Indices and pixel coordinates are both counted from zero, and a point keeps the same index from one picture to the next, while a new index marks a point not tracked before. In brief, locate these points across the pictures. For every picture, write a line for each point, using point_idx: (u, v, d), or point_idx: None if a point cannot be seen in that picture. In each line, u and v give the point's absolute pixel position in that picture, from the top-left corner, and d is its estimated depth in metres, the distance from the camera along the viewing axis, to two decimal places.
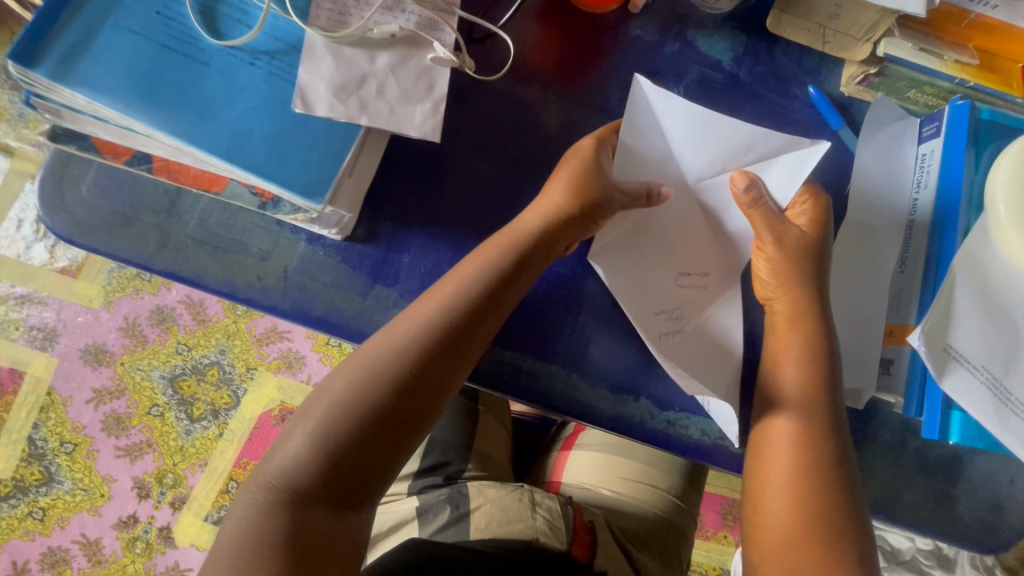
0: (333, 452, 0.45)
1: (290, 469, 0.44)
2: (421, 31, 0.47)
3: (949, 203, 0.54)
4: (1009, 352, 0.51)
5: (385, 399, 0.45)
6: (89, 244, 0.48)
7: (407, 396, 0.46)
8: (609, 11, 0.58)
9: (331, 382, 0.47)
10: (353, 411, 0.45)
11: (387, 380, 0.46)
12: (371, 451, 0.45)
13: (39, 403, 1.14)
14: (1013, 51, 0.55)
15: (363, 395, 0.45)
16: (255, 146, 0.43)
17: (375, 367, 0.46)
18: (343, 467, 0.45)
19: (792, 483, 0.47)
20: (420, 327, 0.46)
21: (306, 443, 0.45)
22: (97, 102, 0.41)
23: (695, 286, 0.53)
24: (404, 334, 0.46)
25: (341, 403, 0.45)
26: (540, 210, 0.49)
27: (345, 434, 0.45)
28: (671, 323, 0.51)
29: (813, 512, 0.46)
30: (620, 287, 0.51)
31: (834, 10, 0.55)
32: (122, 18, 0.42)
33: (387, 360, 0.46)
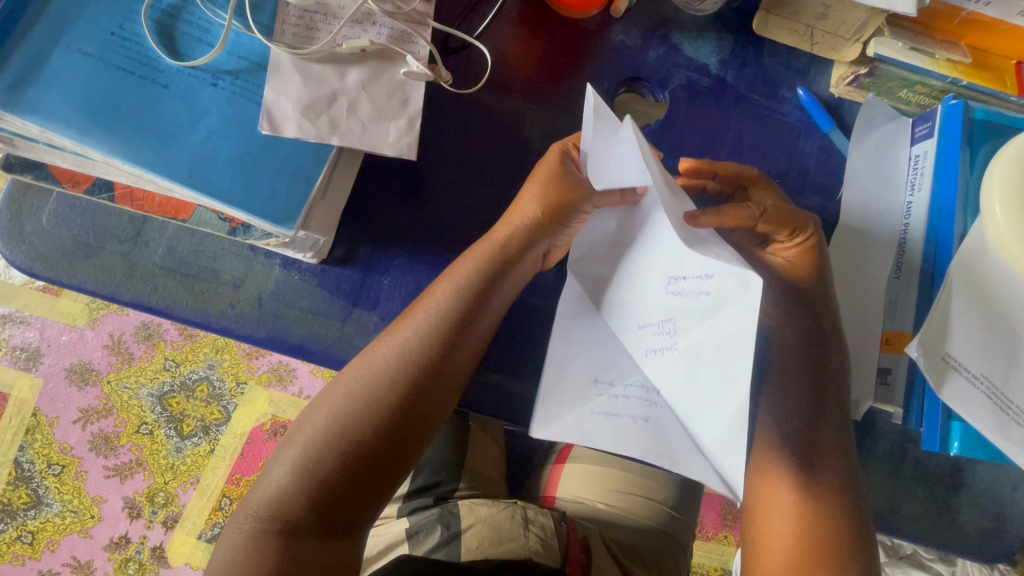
0: (319, 480, 0.43)
1: (276, 498, 0.43)
2: (393, 44, 0.45)
3: (944, 206, 0.52)
4: (1009, 360, 0.50)
5: (370, 424, 0.44)
6: (52, 276, 0.46)
7: (393, 419, 0.44)
8: (590, 15, 0.56)
9: (315, 408, 0.45)
10: (336, 439, 0.43)
11: (372, 407, 0.44)
12: (360, 479, 0.44)
13: (24, 424, 1.11)
14: (1006, 48, 0.54)
15: (346, 421, 0.44)
16: (219, 171, 0.41)
17: (357, 391, 0.44)
18: (332, 496, 0.43)
19: (794, 506, 0.48)
20: (401, 348, 0.45)
21: (292, 471, 0.43)
22: (50, 131, 0.39)
23: (693, 292, 0.36)
24: (387, 358, 0.45)
25: (324, 430, 0.44)
26: (523, 227, 0.47)
27: (331, 463, 0.43)
28: (661, 338, 0.39)
29: (814, 534, 0.47)
30: (597, 295, 0.46)
31: (822, 10, 0.53)
32: (74, 41, 0.40)
33: (369, 384, 0.44)
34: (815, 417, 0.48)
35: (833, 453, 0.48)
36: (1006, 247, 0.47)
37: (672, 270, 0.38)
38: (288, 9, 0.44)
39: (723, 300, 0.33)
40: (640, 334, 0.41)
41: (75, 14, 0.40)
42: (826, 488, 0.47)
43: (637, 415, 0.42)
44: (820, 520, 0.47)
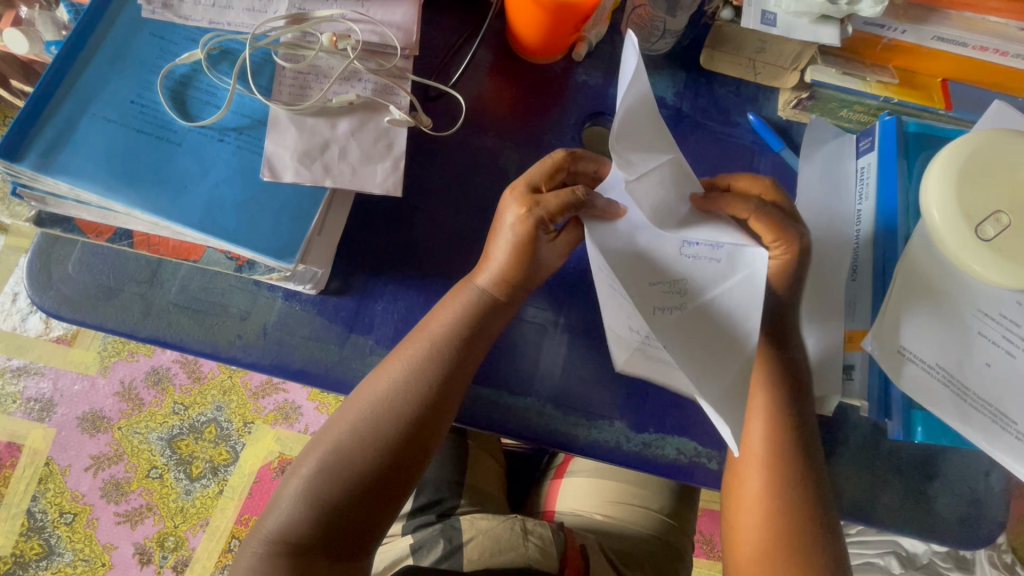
0: (323, 506, 0.46)
1: (285, 524, 0.46)
2: (377, 96, 0.51)
3: (889, 212, 0.57)
4: (963, 349, 0.53)
5: (369, 453, 0.47)
6: (76, 318, 0.51)
7: (392, 450, 0.47)
8: (554, 60, 0.62)
9: (318, 440, 0.49)
10: (340, 466, 0.47)
11: (372, 434, 0.47)
12: (362, 504, 0.46)
13: (37, 474, 1.14)
14: (931, 68, 0.60)
15: (349, 447, 0.47)
16: (226, 215, 0.46)
17: (355, 423, 0.48)
18: (337, 520, 0.46)
19: (766, 503, 0.50)
20: (395, 381, 0.48)
21: (297, 499, 0.46)
22: (78, 188, 0.44)
23: (706, 258, 0.43)
24: (386, 390, 0.48)
25: (327, 460, 0.47)
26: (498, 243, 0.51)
27: (335, 488, 0.46)
28: (671, 297, 0.43)
29: (783, 531, 0.50)
30: (622, 271, 0.42)
31: (760, 45, 0.60)
32: (99, 110, 0.46)
33: (368, 417, 0.48)
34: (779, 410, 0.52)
35: (800, 446, 0.51)
36: (947, 242, 0.53)
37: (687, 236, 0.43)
38: (284, 72, 0.50)
39: (733, 265, 0.43)
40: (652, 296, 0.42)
41: (101, 88, 0.47)
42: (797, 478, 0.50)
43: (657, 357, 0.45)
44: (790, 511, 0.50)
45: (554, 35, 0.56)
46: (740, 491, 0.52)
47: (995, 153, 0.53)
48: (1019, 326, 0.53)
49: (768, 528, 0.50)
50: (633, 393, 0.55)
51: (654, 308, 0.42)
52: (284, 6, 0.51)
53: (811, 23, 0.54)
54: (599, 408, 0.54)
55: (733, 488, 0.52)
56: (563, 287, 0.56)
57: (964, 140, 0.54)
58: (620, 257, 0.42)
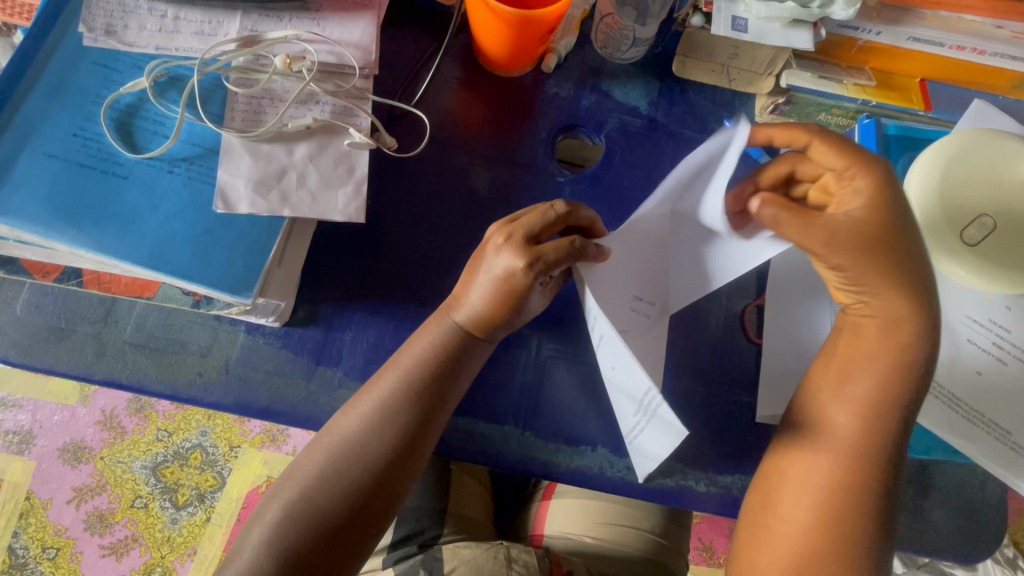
0: (287, 552, 0.43)
1: (245, 574, 0.43)
2: (336, 119, 0.49)
3: None
4: (952, 358, 0.52)
5: (337, 495, 0.45)
6: (27, 362, 0.48)
7: (360, 491, 0.45)
8: (524, 72, 0.60)
9: (288, 483, 0.46)
10: (306, 509, 0.44)
11: (340, 474, 0.45)
12: (329, 549, 0.44)
13: (17, 509, 1.10)
14: (908, 69, 0.58)
15: (315, 489, 0.45)
16: (178, 251, 0.44)
17: (324, 462, 0.45)
18: (301, 567, 0.43)
19: (807, 543, 0.46)
20: (364, 419, 0.46)
21: (261, 545, 0.44)
22: (17, 229, 0.42)
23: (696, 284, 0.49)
24: (355, 428, 0.46)
25: (293, 503, 0.45)
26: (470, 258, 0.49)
27: (300, 533, 0.44)
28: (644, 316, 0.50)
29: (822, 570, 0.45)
30: (604, 293, 0.47)
31: (733, 51, 0.58)
32: (39, 145, 0.44)
33: (337, 457, 0.46)
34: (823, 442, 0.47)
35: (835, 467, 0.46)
36: (931, 250, 0.52)
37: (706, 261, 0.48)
38: (236, 97, 0.48)
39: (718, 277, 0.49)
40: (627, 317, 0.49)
41: (41, 121, 0.44)
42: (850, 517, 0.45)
43: (641, 419, 0.43)
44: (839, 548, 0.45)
45: (520, 48, 0.54)
46: (769, 525, 0.48)
47: (978, 154, 0.52)
48: (1010, 332, 0.52)
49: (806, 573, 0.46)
50: (616, 416, 0.53)
51: (627, 327, 0.49)
52: (235, 28, 0.49)
53: (784, 28, 0.52)
54: (581, 433, 0.52)
55: (760, 524, 0.48)
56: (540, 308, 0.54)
57: (947, 143, 0.52)
58: (607, 278, 0.48)
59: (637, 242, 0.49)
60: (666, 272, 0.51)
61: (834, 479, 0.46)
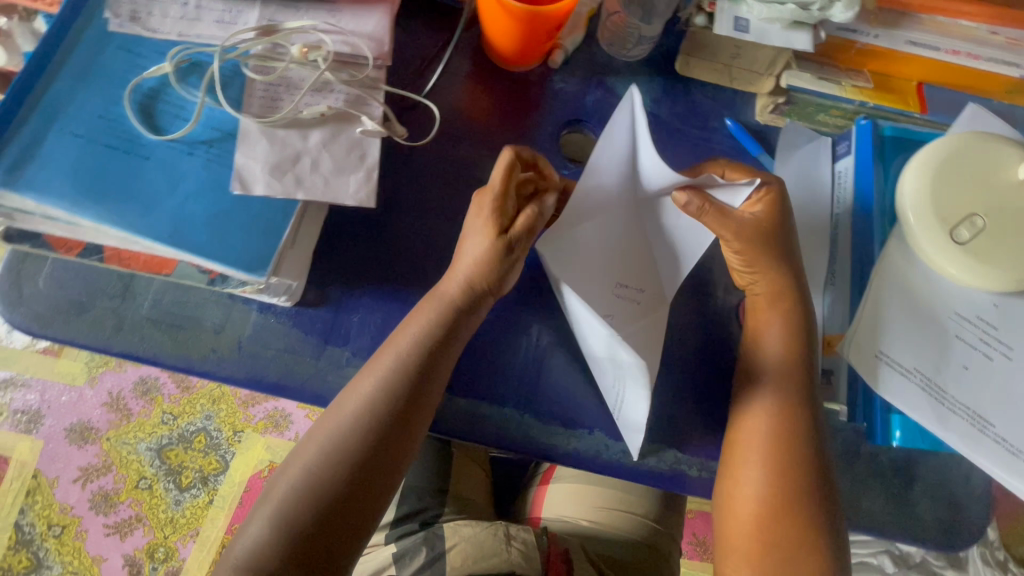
0: (294, 528, 0.45)
1: (254, 547, 0.45)
2: (349, 107, 0.51)
3: (865, 216, 0.58)
4: (940, 353, 0.53)
5: (339, 472, 0.47)
6: (49, 334, 0.50)
7: (362, 466, 0.47)
8: (531, 67, 0.62)
9: (291, 460, 0.48)
10: (313, 483, 0.46)
11: (343, 451, 0.47)
12: (334, 524, 0.46)
13: (25, 487, 1.13)
14: (905, 72, 0.60)
15: (321, 466, 0.47)
16: (196, 229, 0.46)
17: (324, 440, 0.48)
18: (308, 542, 0.45)
19: (764, 503, 0.50)
20: (361, 399, 0.48)
21: (269, 522, 0.46)
22: (44, 204, 0.44)
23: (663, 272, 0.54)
24: (354, 407, 0.48)
25: (297, 480, 0.47)
26: (471, 240, 0.50)
27: (308, 507, 0.46)
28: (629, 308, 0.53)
29: (784, 531, 0.49)
30: (578, 285, 0.51)
31: (735, 51, 0.61)
32: (66, 125, 0.46)
33: (335, 435, 0.48)
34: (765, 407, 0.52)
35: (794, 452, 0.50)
36: (923, 248, 0.54)
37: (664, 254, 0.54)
38: (254, 84, 0.50)
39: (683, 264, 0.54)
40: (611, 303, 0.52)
41: (68, 103, 0.46)
42: (795, 480, 0.50)
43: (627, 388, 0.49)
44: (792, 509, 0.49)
45: (529, 43, 0.56)
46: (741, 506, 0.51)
47: (970, 158, 0.53)
48: (996, 328, 0.54)
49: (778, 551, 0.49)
50: None
51: (613, 316, 0.51)
52: (254, 17, 0.51)
53: (785, 29, 0.54)
54: (578, 416, 0.54)
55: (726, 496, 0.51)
56: (541, 296, 0.56)
57: (940, 146, 0.54)
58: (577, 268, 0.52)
59: (603, 229, 0.52)
60: (647, 256, 0.55)
61: (787, 444, 0.50)
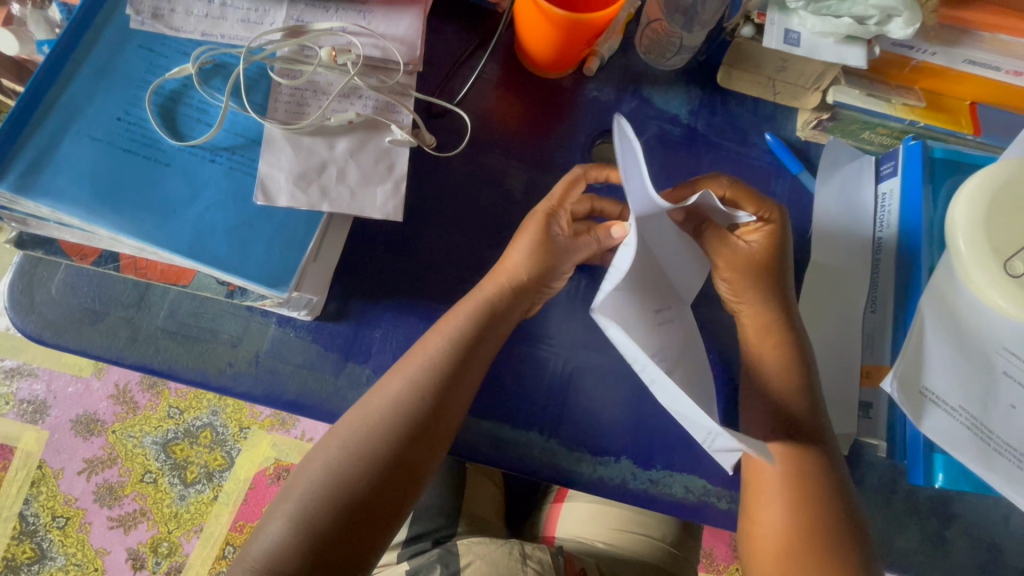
0: (313, 529, 0.42)
1: (270, 549, 0.42)
2: (378, 115, 0.49)
3: (912, 242, 0.55)
4: (986, 391, 0.51)
5: (365, 472, 0.44)
6: (60, 343, 0.48)
7: (385, 471, 0.44)
8: (565, 74, 0.60)
9: (313, 458, 0.45)
10: (333, 486, 0.43)
11: (364, 456, 0.44)
12: (356, 528, 0.43)
13: (29, 477, 1.11)
14: (959, 91, 0.57)
15: (341, 469, 0.44)
16: (217, 240, 0.44)
17: (350, 440, 0.45)
18: (329, 547, 0.42)
19: (783, 532, 0.47)
20: (391, 399, 0.46)
21: (288, 521, 0.42)
22: (59, 211, 0.42)
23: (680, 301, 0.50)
24: (377, 408, 0.45)
25: (321, 480, 0.43)
26: (523, 251, 0.49)
27: (326, 512, 0.42)
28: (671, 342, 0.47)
29: (802, 564, 0.46)
30: (638, 344, 0.41)
31: (781, 64, 0.57)
32: (83, 127, 0.44)
33: (363, 433, 0.45)
34: (798, 428, 0.50)
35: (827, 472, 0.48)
36: (972, 278, 0.51)
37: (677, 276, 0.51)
38: (281, 88, 0.47)
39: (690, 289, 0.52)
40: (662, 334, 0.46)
41: (85, 102, 0.44)
42: (824, 502, 0.48)
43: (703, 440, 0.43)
44: (816, 534, 0.47)
45: (566, 50, 0.54)
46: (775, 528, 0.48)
47: None
48: None
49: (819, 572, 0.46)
50: (641, 428, 0.53)
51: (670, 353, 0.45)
52: (281, 17, 0.48)
53: (837, 43, 0.51)
54: (605, 443, 0.52)
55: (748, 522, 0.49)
56: (569, 316, 0.54)
57: (995, 170, 0.51)
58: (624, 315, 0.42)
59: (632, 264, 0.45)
60: (664, 277, 0.50)
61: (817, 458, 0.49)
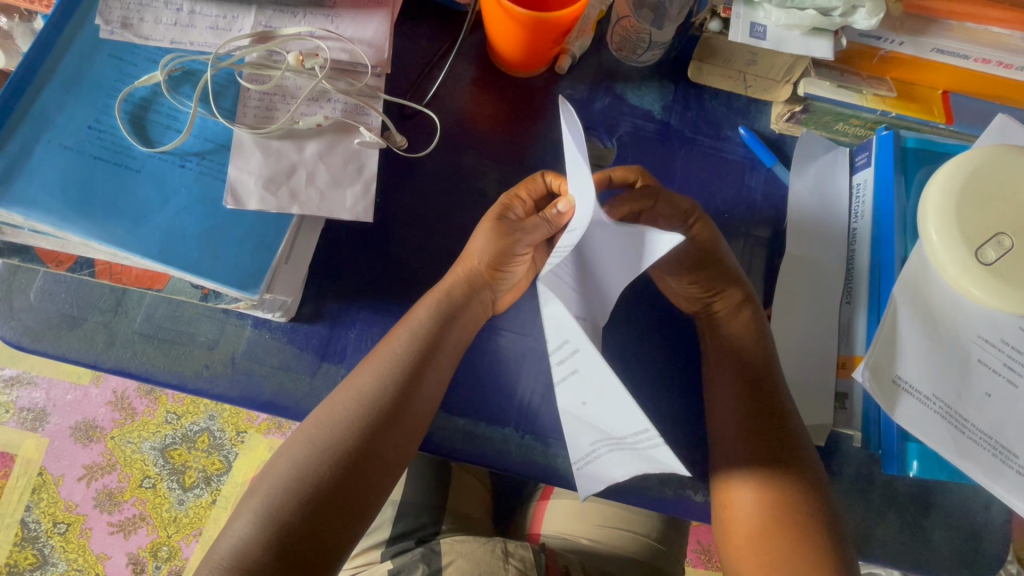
0: (284, 525, 0.42)
1: (239, 547, 0.42)
2: (347, 117, 0.49)
3: (885, 231, 0.55)
4: (961, 379, 0.51)
5: (334, 465, 0.44)
6: (39, 348, 0.49)
7: (354, 465, 0.44)
8: (537, 73, 0.60)
9: (279, 456, 0.46)
10: (302, 480, 0.43)
11: (332, 450, 0.44)
12: (326, 522, 0.43)
13: (30, 484, 1.12)
14: (930, 81, 0.57)
15: (308, 463, 0.44)
16: (187, 244, 0.44)
17: (314, 435, 0.45)
18: (299, 542, 0.42)
19: (758, 515, 0.48)
20: (352, 393, 0.46)
21: (256, 518, 0.43)
22: (31, 218, 0.42)
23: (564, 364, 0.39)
24: (346, 405, 0.46)
25: (287, 475, 0.44)
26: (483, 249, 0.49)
27: (294, 505, 0.43)
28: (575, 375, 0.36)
29: (778, 543, 0.47)
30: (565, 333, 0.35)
31: (750, 57, 0.57)
32: (55, 136, 0.44)
33: (329, 428, 0.45)
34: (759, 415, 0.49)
35: (795, 462, 0.49)
36: (946, 268, 0.51)
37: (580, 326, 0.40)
38: (250, 93, 0.48)
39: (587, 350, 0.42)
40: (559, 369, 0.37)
41: (57, 112, 0.45)
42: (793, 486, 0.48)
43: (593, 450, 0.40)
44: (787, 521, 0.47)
45: (534, 49, 0.54)
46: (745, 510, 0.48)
47: (998, 172, 0.51)
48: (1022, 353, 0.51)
49: (784, 548, 0.47)
50: None
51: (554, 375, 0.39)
52: (250, 23, 0.49)
53: (804, 36, 0.51)
54: None
55: (723, 510, 0.50)
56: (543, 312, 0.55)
57: (966, 158, 0.51)
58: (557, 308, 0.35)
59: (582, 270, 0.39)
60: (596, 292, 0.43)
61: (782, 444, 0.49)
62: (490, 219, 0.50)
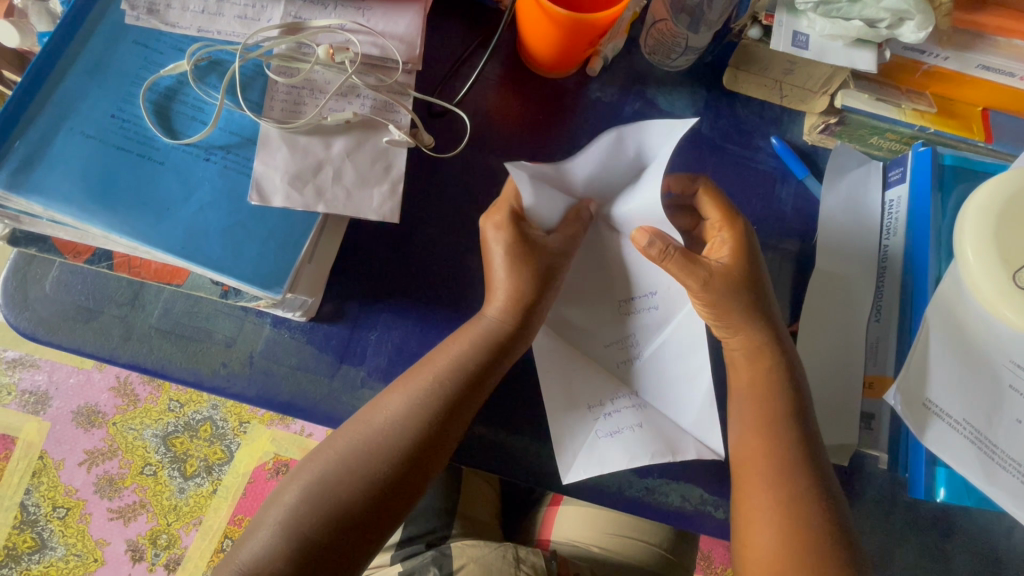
0: (303, 538, 0.42)
1: (256, 558, 0.41)
2: (376, 114, 0.48)
3: (918, 250, 0.54)
4: (991, 405, 0.50)
5: (356, 478, 0.43)
6: (53, 340, 0.48)
7: (376, 480, 0.43)
8: (567, 74, 0.58)
9: (303, 469, 0.45)
10: (323, 495, 0.43)
11: (356, 465, 0.43)
12: (347, 538, 0.42)
13: (30, 467, 1.12)
14: (969, 97, 0.56)
15: (330, 475, 0.43)
16: (211, 241, 0.43)
17: (340, 449, 0.44)
18: (317, 555, 0.41)
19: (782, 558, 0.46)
20: (378, 407, 0.45)
21: (276, 532, 0.42)
22: (51, 209, 0.41)
23: (645, 309, 0.52)
24: (374, 422, 0.45)
25: (309, 492, 0.43)
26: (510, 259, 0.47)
27: (315, 520, 0.42)
28: (623, 353, 0.52)
29: None
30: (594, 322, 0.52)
31: (789, 66, 0.55)
32: (77, 124, 0.43)
33: (355, 446, 0.44)
34: (790, 436, 0.48)
35: (825, 489, 0.47)
36: (980, 290, 0.50)
37: (625, 295, 0.52)
38: (277, 86, 0.47)
39: (637, 329, 0.52)
40: (628, 327, 0.52)
41: (80, 99, 0.44)
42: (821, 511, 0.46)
43: (632, 424, 0.50)
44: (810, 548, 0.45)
45: (568, 50, 0.52)
46: None
47: None
48: None
49: None
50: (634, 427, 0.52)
51: (584, 342, 0.52)
52: (279, 13, 0.48)
53: (846, 46, 0.50)
54: None
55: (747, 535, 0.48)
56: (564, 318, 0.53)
57: (1009, 178, 0.50)
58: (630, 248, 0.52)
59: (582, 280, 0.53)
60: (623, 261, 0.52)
61: (812, 467, 0.47)
62: (500, 226, 0.47)
